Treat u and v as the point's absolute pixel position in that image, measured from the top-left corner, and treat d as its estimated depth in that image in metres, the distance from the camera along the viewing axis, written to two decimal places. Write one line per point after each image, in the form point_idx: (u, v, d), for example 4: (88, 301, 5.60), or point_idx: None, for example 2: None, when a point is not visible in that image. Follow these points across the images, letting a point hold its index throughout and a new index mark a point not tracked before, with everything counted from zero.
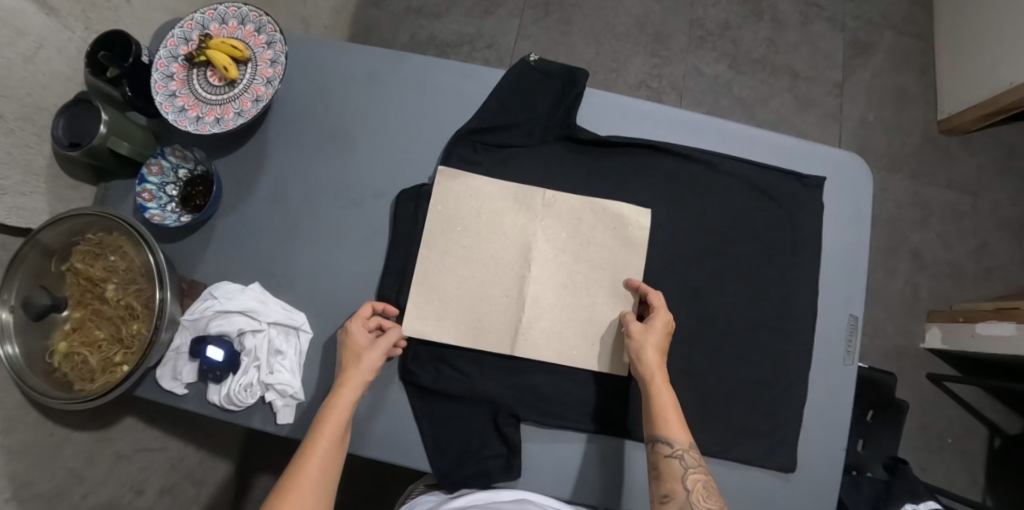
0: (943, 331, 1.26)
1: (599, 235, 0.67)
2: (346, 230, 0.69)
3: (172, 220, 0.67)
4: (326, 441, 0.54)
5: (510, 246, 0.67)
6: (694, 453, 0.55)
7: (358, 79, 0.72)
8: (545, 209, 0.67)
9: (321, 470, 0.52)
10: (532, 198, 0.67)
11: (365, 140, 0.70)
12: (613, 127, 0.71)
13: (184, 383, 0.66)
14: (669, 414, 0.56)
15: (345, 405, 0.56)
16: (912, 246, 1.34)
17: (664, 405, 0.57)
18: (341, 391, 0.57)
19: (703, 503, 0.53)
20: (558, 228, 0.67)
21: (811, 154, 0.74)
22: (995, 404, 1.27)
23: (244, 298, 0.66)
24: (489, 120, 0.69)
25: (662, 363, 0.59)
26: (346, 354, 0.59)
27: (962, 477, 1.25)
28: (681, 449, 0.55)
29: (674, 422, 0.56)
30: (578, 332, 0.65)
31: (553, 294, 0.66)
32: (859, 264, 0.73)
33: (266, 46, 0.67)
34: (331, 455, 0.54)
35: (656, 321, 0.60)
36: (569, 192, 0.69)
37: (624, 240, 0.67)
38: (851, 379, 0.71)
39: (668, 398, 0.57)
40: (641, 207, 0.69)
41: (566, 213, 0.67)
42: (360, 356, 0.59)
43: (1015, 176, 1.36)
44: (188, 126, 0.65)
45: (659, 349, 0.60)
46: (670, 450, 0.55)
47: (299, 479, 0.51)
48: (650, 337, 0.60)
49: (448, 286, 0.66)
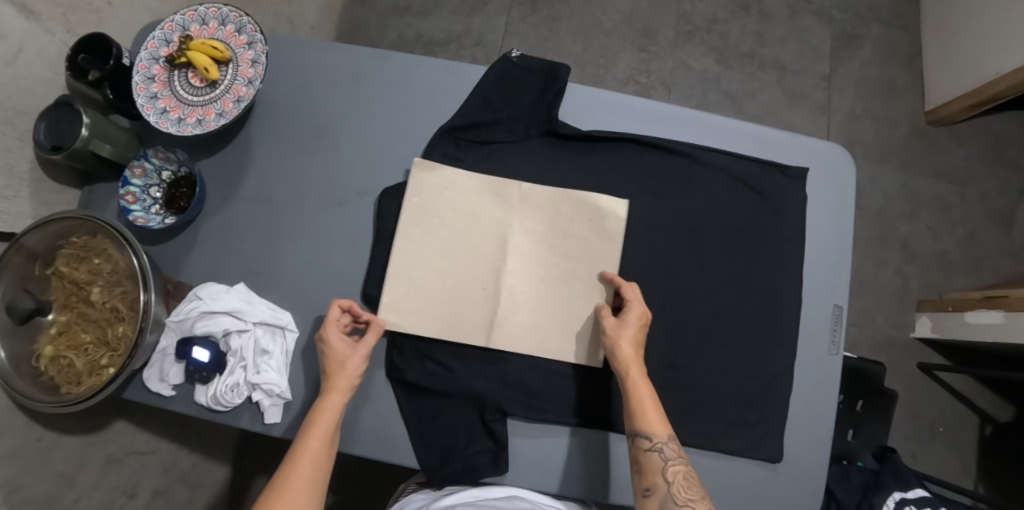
0: (933, 321, 1.26)
1: (575, 226, 0.67)
2: (330, 229, 0.69)
3: (156, 222, 0.66)
4: (316, 441, 0.54)
5: (485, 239, 0.66)
6: (674, 445, 0.56)
7: (340, 78, 0.72)
8: (521, 202, 0.67)
9: (314, 471, 0.52)
10: (508, 190, 0.67)
11: (348, 138, 0.71)
12: (596, 122, 0.71)
13: (171, 384, 0.66)
14: (648, 408, 0.56)
15: (334, 408, 0.56)
16: (902, 236, 1.35)
17: (642, 399, 0.57)
18: (329, 395, 0.57)
19: (684, 494, 0.53)
20: (535, 219, 0.67)
21: (795, 146, 0.75)
22: (986, 392, 1.28)
23: (229, 298, 0.65)
24: (472, 117, 0.69)
25: (638, 356, 0.59)
26: (329, 362, 0.59)
27: (954, 465, 1.26)
28: (660, 442, 0.55)
29: (653, 415, 0.56)
30: (556, 325, 0.65)
31: (530, 287, 0.66)
32: (844, 255, 0.74)
33: (247, 46, 0.67)
34: (321, 457, 0.53)
35: (629, 316, 0.60)
36: (545, 184, 0.68)
37: (601, 232, 0.67)
38: (836, 368, 0.72)
39: (646, 392, 0.57)
40: (619, 198, 0.68)
41: (544, 206, 0.67)
42: (343, 362, 0.58)
43: (1002, 166, 1.37)
44: (170, 127, 0.65)
45: (635, 343, 0.60)
46: (649, 444, 0.55)
47: (291, 479, 0.51)
48: (625, 331, 0.60)
49: (425, 280, 0.65)
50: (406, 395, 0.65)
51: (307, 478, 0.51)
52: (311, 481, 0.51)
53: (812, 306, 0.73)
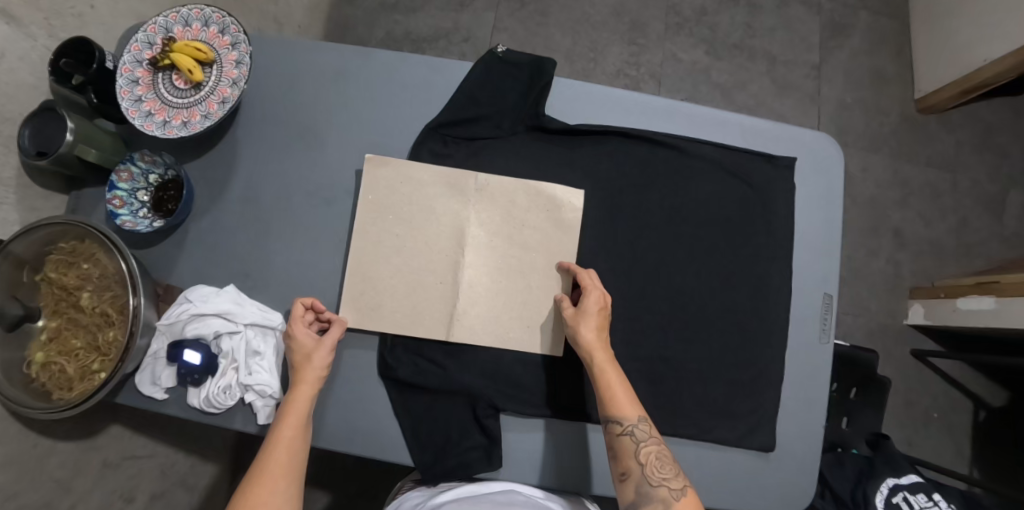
0: (925, 307, 1.27)
1: (531, 217, 0.66)
2: (315, 229, 0.69)
3: (144, 225, 0.67)
4: (290, 431, 0.54)
5: (440, 231, 0.66)
6: (646, 426, 0.56)
7: (324, 76, 0.71)
8: (478, 194, 0.66)
9: (289, 460, 0.52)
10: (464, 182, 0.66)
11: (333, 137, 0.70)
12: (581, 115, 0.71)
13: (164, 387, 0.66)
14: (617, 392, 0.57)
15: (305, 399, 0.57)
16: (893, 224, 1.36)
17: (611, 382, 0.57)
18: (298, 388, 0.57)
19: (657, 474, 0.54)
20: (491, 211, 0.66)
21: (784, 136, 0.75)
22: (979, 377, 1.29)
23: (219, 300, 0.65)
24: (458, 113, 0.68)
25: (601, 342, 0.60)
26: (295, 356, 0.59)
27: (948, 449, 1.27)
28: (631, 424, 0.56)
29: (623, 398, 0.57)
30: (513, 316, 0.65)
31: (487, 279, 0.65)
32: (834, 243, 0.74)
33: (231, 47, 0.67)
34: (295, 447, 0.53)
35: (589, 304, 0.60)
36: (500, 175, 0.68)
37: (558, 224, 0.67)
38: (827, 356, 0.72)
39: (614, 376, 0.58)
40: (575, 188, 0.68)
41: (501, 197, 0.66)
42: (311, 354, 0.59)
43: (991, 152, 1.38)
44: (156, 130, 0.65)
45: (598, 329, 0.60)
46: (621, 428, 0.56)
47: (266, 469, 0.51)
48: (584, 319, 0.60)
49: (381, 274, 0.65)
50: (401, 394, 0.65)
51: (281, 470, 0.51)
52: (286, 472, 0.51)
53: (802, 296, 0.73)
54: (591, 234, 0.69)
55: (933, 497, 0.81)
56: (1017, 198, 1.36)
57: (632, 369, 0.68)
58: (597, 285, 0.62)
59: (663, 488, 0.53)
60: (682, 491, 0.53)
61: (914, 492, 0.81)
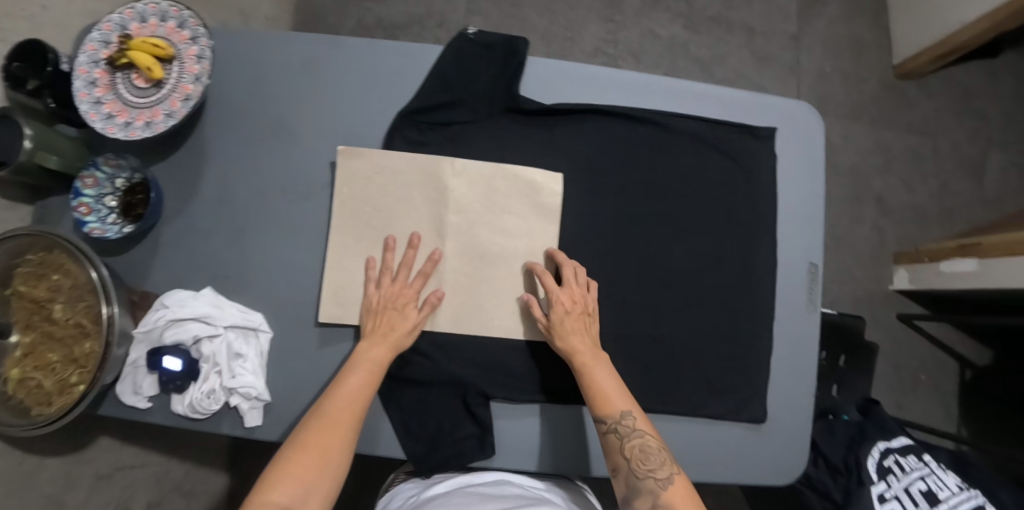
0: (910, 272, 1.29)
1: (513, 202, 0.65)
2: (292, 225, 0.67)
3: (113, 232, 0.65)
4: (361, 385, 0.56)
5: (421, 220, 0.64)
6: (632, 421, 0.57)
7: (291, 66, 0.69)
8: (456, 180, 0.65)
9: (352, 415, 0.55)
10: (442, 169, 0.65)
11: (304, 129, 0.68)
12: (558, 95, 0.70)
13: (147, 396, 0.65)
14: (601, 390, 0.58)
15: (382, 361, 0.58)
16: (876, 192, 1.36)
17: (591, 382, 0.59)
18: (381, 347, 0.59)
19: (642, 468, 0.55)
20: (471, 197, 0.65)
21: (762, 105, 0.74)
22: (966, 338, 1.31)
23: (197, 303, 0.64)
24: (432, 98, 0.66)
25: (580, 345, 0.60)
26: (388, 316, 0.60)
27: (937, 410, 1.30)
28: (614, 423, 0.57)
29: (607, 396, 0.58)
30: (499, 303, 0.64)
31: (470, 267, 0.64)
32: (819, 212, 0.74)
33: (190, 41, 0.64)
34: (362, 402, 0.56)
35: (556, 312, 0.60)
36: (478, 160, 0.66)
37: (539, 208, 0.65)
38: (814, 325, 0.73)
39: (595, 379, 0.59)
40: (554, 170, 0.67)
41: (478, 182, 0.65)
42: (404, 320, 0.60)
43: (970, 115, 1.39)
44: (118, 133, 0.63)
45: (570, 331, 0.61)
46: (605, 427, 0.57)
47: (326, 416, 0.54)
48: (556, 325, 0.61)
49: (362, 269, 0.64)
50: (391, 386, 0.64)
51: (340, 424, 0.54)
52: (344, 428, 0.54)
53: (789, 267, 0.73)
54: (574, 216, 0.68)
55: (924, 459, 0.81)
56: (995, 159, 1.38)
57: (623, 349, 0.67)
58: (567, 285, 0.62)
59: (650, 479, 0.54)
60: (669, 479, 0.54)
61: (905, 454, 0.83)
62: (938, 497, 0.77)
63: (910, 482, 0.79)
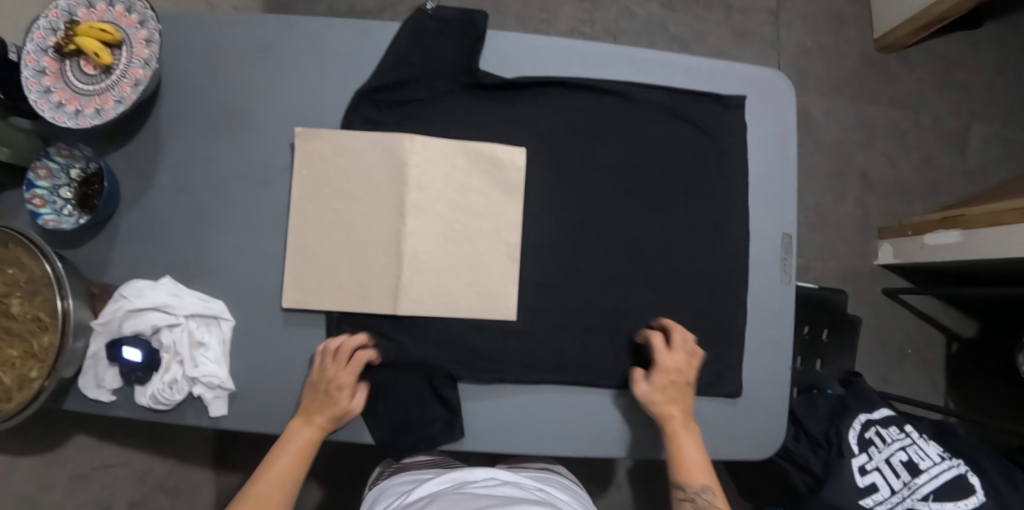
0: (894, 246, 1.28)
1: (475, 179, 0.64)
2: (251, 211, 0.66)
3: (69, 223, 0.63)
4: (289, 465, 0.59)
5: (381, 200, 0.63)
6: (711, 494, 0.62)
7: (244, 48, 0.67)
8: (416, 158, 0.63)
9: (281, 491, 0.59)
10: (401, 147, 0.63)
11: (260, 113, 0.67)
12: (518, 69, 0.68)
13: (110, 389, 0.64)
14: (688, 460, 0.62)
15: (310, 440, 0.60)
16: (859, 166, 1.35)
17: (678, 450, 0.63)
18: (309, 426, 0.60)
19: None
20: (432, 174, 0.63)
21: (731, 74, 0.73)
22: (952, 311, 1.30)
23: (156, 293, 0.63)
24: (390, 76, 0.65)
25: (675, 412, 0.63)
26: (320, 397, 0.60)
27: (923, 384, 1.30)
28: (692, 492, 0.62)
29: (693, 465, 0.62)
30: (463, 282, 0.63)
31: (432, 247, 0.63)
32: (790, 181, 0.73)
33: (139, 25, 0.62)
34: (289, 482, 0.59)
35: (661, 380, 0.62)
36: (439, 137, 0.65)
37: (503, 185, 0.65)
38: (788, 296, 0.72)
39: (684, 448, 0.63)
40: (517, 146, 0.66)
41: (438, 160, 0.64)
42: (335, 406, 0.60)
43: (952, 88, 1.38)
44: (68, 121, 0.61)
45: (669, 400, 0.63)
46: (684, 493, 0.62)
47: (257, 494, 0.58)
48: (660, 394, 0.63)
49: (323, 253, 0.63)
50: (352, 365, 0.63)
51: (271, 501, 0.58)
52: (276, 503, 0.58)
53: (763, 237, 0.72)
54: (540, 192, 0.67)
55: (905, 429, 0.80)
56: (977, 131, 1.37)
57: (594, 325, 0.66)
58: (671, 352, 0.63)
59: None
60: None
61: (886, 426, 0.81)
62: (919, 467, 0.77)
63: (891, 453, 0.78)
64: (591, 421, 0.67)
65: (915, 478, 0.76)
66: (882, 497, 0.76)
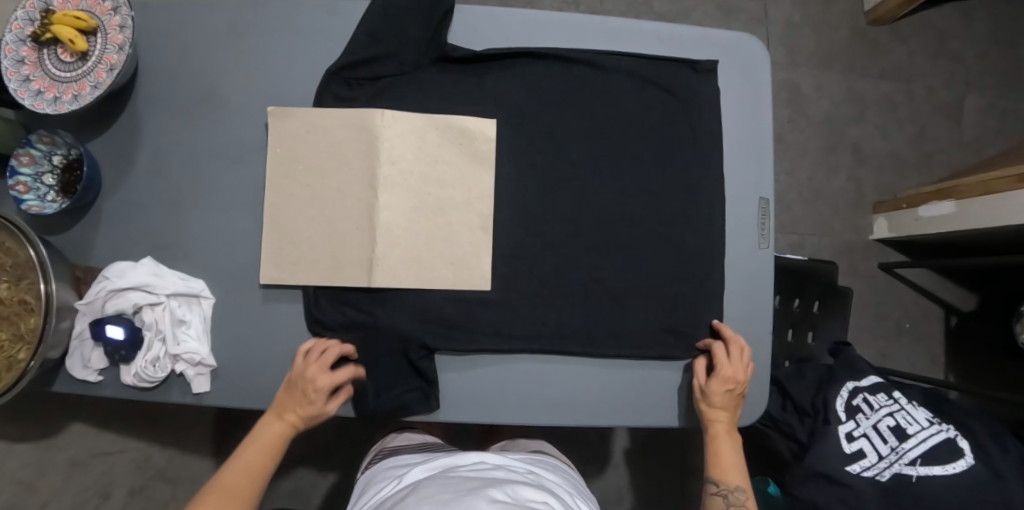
0: (889, 220, 1.27)
1: (446, 152, 0.66)
2: (229, 192, 0.67)
3: (51, 208, 0.64)
4: (257, 459, 0.60)
5: (353, 174, 0.64)
6: (742, 496, 0.64)
7: (218, 31, 0.68)
8: (386, 132, 0.64)
9: (251, 488, 0.59)
10: (371, 121, 0.64)
11: (235, 94, 0.68)
12: (489, 43, 0.70)
13: (96, 369, 0.65)
14: (724, 460, 0.65)
15: (280, 433, 0.62)
16: (851, 140, 1.34)
17: (716, 447, 0.66)
18: (280, 421, 0.62)
19: None
20: (402, 149, 0.65)
21: (703, 40, 0.73)
22: (950, 284, 1.29)
23: (137, 273, 0.64)
24: (361, 52, 0.66)
25: (722, 419, 0.65)
26: (291, 394, 0.62)
27: (922, 358, 1.29)
28: (726, 490, 0.64)
29: (729, 467, 0.65)
30: (437, 254, 0.64)
31: (405, 220, 0.64)
32: (765, 145, 0.73)
33: (112, 12, 0.63)
34: (256, 476, 0.60)
35: (715, 388, 0.64)
36: (410, 111, 0.66)
37: (473, 156, 0.66)
38: (766, 261, 0.72)
39: (723, 450, 0.65)
40: (487, 118, 0.67)
41: (409, 133, 0.65)
42: (308, 406, 0.61)
43: (946, 59, 1.36)
44: (47, 108, 0.62)
45: (717, 406, 0.65)
46: (715, 488, 0.65)
47: (223, 492, 0.58)
48: (712, 399, 0.65)
49: (296, 228, 0.64)
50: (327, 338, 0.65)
51: (240, 496, 0.58)
52: (244, 498, 0.59)
53: (739, 202, 0.72)
54: (513, 163, 0.68)
55: (894, 396, 0.78)
56: (973, 102, 1.35)
57: (571, 294, 0.67)
58: (732, 361, 0.65)
59: None
60: None
61: (874, 393, 0.79)
62: (907, 432, 0.74)
63: (879, 418, 0.76)
64: (566, 387, 0.67)
65: (903, 443, 0.73)
66: (869, 463, 0.73)
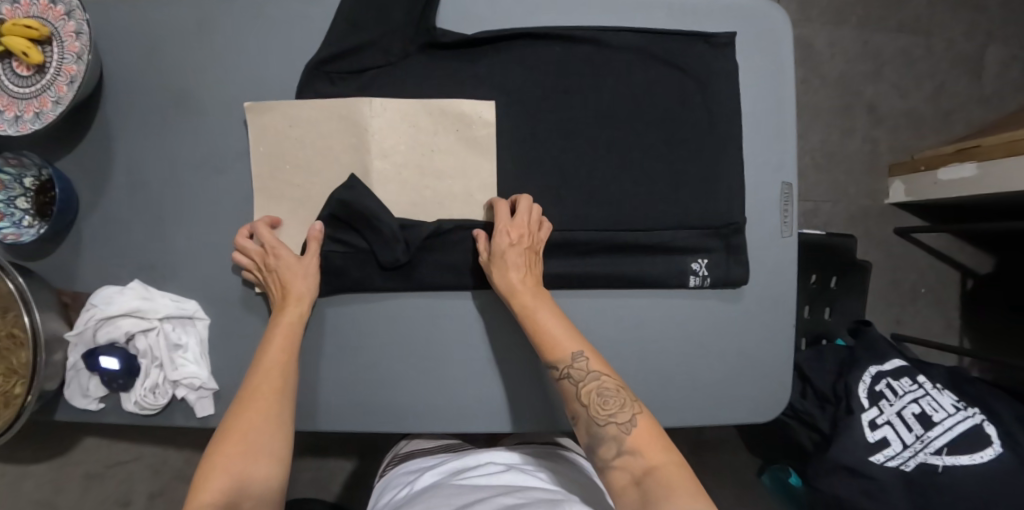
0: (906, 183, 1.21)
1: (442, 139, 0.62)
2: (213, 202, 0.63)
3: (28, 235, 0.62)
4: (277, 355, 0.56)
5: (343, 168, 0.61)
6: (584, 362, 0.55)
7: (185, 26, 0.62)
8: (376, 122, 0.60)
9: (275, 384, 0.54)
10: (359, 110, 0.60)
11: (211, 96, 0.63)
12: (479, 26, 0.64)
13: (96, 398, 0.62)
14: (549, 334, 0.56)
15: (295, 323, 0.58)
16: (867, 100, 1.27)
17: (539, 326, 0.57)
18: (289, 307, 0.58)
19: (600, 413, 0.53)
20: (396, 138, 0.61)
21: (716, 9, 0.67)
22: (967, 247, 1.25)
23: (125, 298, 0.61)
24: (342, 43, 0.61)
25: (518, 284, 0.58)
26: (281, 276, 0.59)
27: (938, 322, 1.26)
28: (566, 368, 0.55)
29: (558, 340, 0.56)
30: (441, 246, 0.63)
31: (401, 213, 0.62)
32: (783, 119, 0.67)
33: (66, 16, 0.57)
34: (282, 371, 0.55)
35: (499, 244, 0.58)
36: (399, 97, 0.62)
37: (470, 142, 0.62)
38: (788, 248, 0.68)
39: (546, 318, 0.57)
40: (484, 99, 0.63)
41: (400, 121, 0.61)
42: (297, 272, 0.59)
43: (967, 8, 1.27)
44: (9, 129, 0.58)
45: (512, 265, 0.58)
46: (558, 373, 0.56)
47: (261, 392, 0.53)
48: (497, 259, 0.58)
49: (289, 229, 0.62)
50: (348, 356, 0.64)
51: (275, 390, 0.54)
52: (280, 393, 0.54)
53: (757, 183, 0.68)
54: (514, 157, 0.63)
55: (918, 380, 0.76)
56: (995, 53, 1.28)
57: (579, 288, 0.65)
58: (514, 220, 0.59)
59: (611, 425, 0.53)
60: (630, 422, 0.53)
61: (897, 377, 0.76)
62: (933, 419, 0.72)
63: (903, 405, 0.74)
64: None
65: (928, 431, 0.72)
66: (893, 453, 0.71)
